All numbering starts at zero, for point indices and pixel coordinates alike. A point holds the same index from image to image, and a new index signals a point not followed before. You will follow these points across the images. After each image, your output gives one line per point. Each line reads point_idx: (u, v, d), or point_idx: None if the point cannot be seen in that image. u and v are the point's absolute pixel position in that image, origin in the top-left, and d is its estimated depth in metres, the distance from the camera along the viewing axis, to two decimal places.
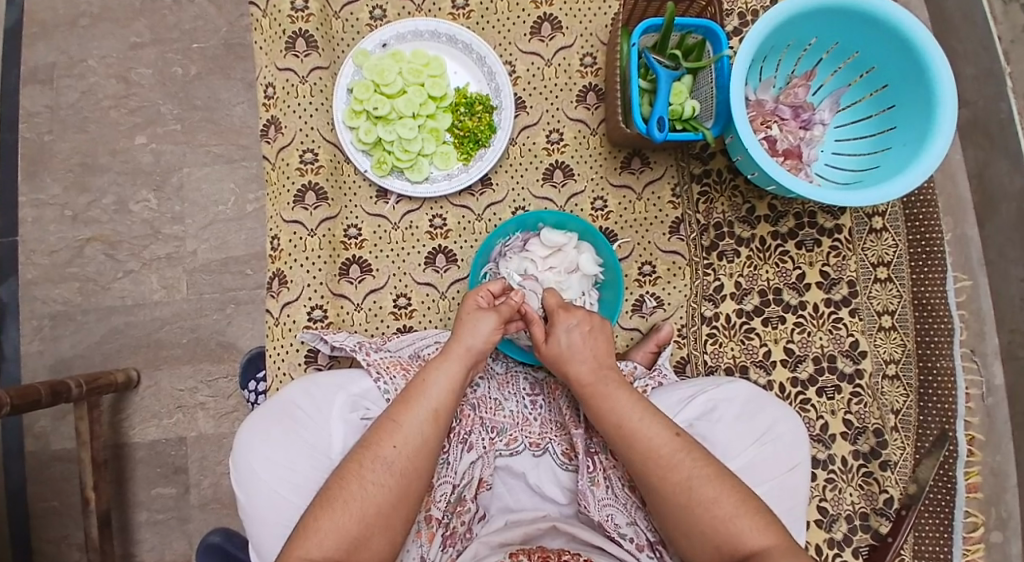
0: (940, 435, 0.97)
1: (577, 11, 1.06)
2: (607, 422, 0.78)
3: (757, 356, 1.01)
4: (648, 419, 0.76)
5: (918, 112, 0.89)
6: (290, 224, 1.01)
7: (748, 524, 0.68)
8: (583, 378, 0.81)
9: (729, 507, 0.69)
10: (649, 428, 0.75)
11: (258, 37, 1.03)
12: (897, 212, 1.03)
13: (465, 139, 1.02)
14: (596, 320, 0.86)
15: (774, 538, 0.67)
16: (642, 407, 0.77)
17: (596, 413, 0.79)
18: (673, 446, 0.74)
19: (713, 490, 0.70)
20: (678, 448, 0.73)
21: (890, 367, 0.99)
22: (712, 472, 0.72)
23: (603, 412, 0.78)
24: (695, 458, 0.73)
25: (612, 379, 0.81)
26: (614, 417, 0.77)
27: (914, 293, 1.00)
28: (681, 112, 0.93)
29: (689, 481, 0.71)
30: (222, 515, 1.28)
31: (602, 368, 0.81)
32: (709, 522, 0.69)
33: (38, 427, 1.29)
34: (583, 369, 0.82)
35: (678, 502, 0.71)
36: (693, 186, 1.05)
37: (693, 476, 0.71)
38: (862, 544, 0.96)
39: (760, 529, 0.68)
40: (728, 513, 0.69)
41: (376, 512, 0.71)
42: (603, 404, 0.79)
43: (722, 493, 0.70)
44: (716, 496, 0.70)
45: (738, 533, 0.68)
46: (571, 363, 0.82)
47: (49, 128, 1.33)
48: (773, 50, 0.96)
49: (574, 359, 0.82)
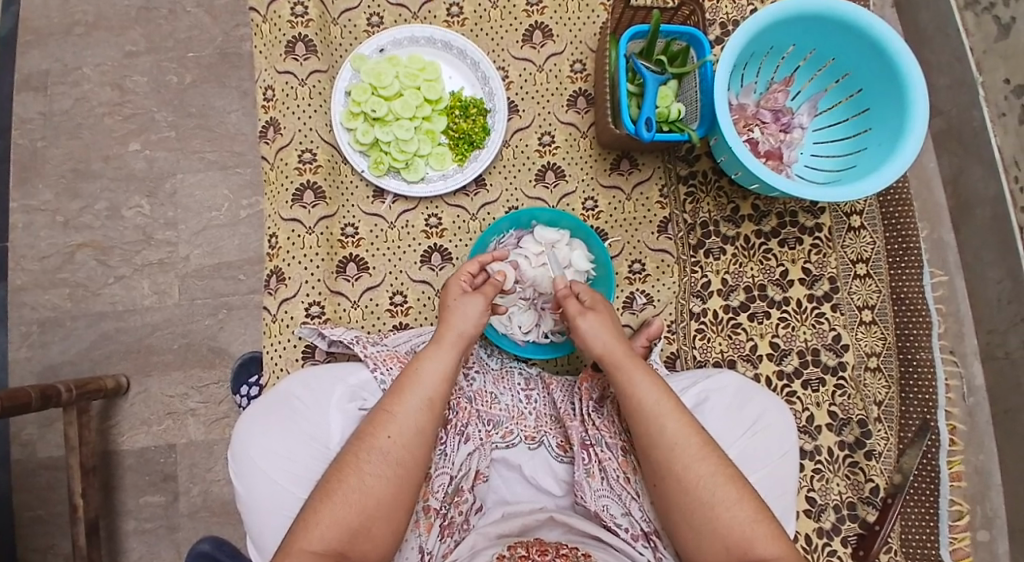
0: (921, 425, 1.01)
1: (567, 19, 1.10)
2: (631, 401, 0.80)
3: (743, 350, 1.04)
4: (676, 411, 0.77)
5: (892, 114, 0.94)
6: (288, 222, 1.03)
7: (763, 530, 0.70)
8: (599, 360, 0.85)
9: (747, 511, 0.71)
10: (679, 417, 0.77)
11: (258, 42, 1.07)
12: (874, 210, 1.07)
13: (459, 140, 1.05)
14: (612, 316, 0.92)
15: (786, 549, 0.69)
16: (669, 397, 0.79)
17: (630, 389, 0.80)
18: (702, 439, 0.76)
19: (734, 491, 0.72)
20: (705, 442, 0.75)
21: (872, 360, 1.03)
22: (734, 474, 0.74)
23: (637, 390, 0.80)
24: (719, 457, 0.75)
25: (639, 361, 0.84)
26: (650, 398, 0.79)
27: (893, 288, 1.04)
28: (667, 114, 0.97)
29: (713, 478, 0.73)
30: (212, 523, 1.27)
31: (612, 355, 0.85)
32: (724, 522, 0.71)
33: (24, 435, 1.27)
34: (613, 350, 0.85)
35: (698, 496, 0.73)
36: (680, 187, 1.09)
37: (715, 474, 0.73)
38: (850, 533, 0.98)
39: (773, 538, 0.70)
40: (746, 518, 0.70)
41: (376, 503, 0.71)
42: (638, 384, 0.80)
43: (742, 497, 0.72)
44: (737, 497, 0.72)
45: (752, 537, 0.70)
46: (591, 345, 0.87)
47: (41, 134, 1.34)
48: (754, 57, 1.01)
49: (602, 343, 0.86)
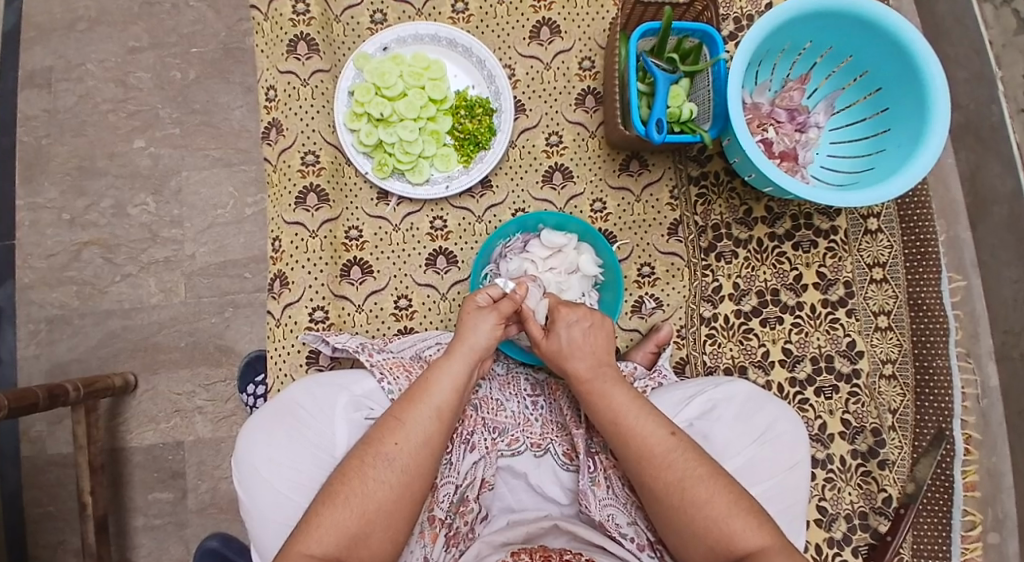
0: (937, 434, 0.98)
1: (576, 15, 1.07)
2: (606, 416, 0.77)
3: (755, 356, 1.02)
4: (644, 417, 0.76)
5: (913, 115, 0.90)
6: (291, 225, 1.02)
7: (742, 524, 0.68)
8: (582, 374, 0.81)
9: (722, 508, 0.69)
10: (643, 427, 0.75)
11: (260, 40, 1.05)
12: (891, 213, 1.04)
13: (465, 141, 1.03)
14: (597, 318, 0.86)
15: (769, 537, 0.67)
16: (639, 404, 0.77)
17: (591, 409, 0.79)
18: (668, 445, 0.73)
19: (706, 490, 0.70)
20: (672, 448, 0.73)
21: (887, 367, 1.00)
22: (705, 472, 0.71)
23: (597, 408, 0.79)
24: (689, 458, 0.72)
25: (610, 376, 0.80)
26: (609, 417, 0.77)
27: (909, 293, 1.02)
28: (679, 114, 0.94)
29: (682, 482, 0.71)
30: (219, 520, 1.27)
31: (588, 367, 0.81)
32: (701, 523, 0.69)
33: (34, 432, 1.28)
34: (581, 365, 0.82)
35: (671, 502, 0.71)
36: (691, 188, 1.06)
37: (687, 476, 0.71)
38: (861, 543, 0.96)
39: (754, 528, 0.68)
40: (722, 514, 0.68)
41: (376, 508, 0.70)
42: (598, 401, 0.79)
43: (713, 494, 0.69)
44: (707, 497, 0.69)
45: (731, 533, 0.67)
46: (563, 360, 0.83)
47: (46, 131, 1.33)
48: (769, 55, 0.98)
49: (574, 356, 0.83)
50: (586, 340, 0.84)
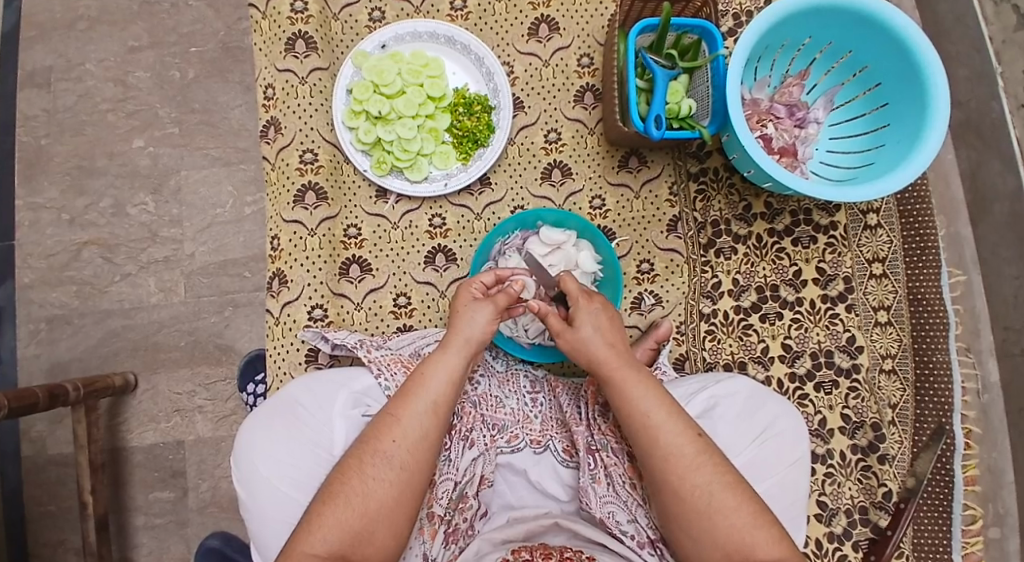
0: (936, 429, 0.98)
1: (574, 12, 1.07)
2: (633, 409, 0.76)
3: (754, 352, 1.02)
4: (675, 416, 0.75)
5: (912, 110, 0.90)
6: (290, 223, 1.02)
7: (764, 535, 0.68)
8: (607, 362, 0.80)
9: (747, 517, 0.69)
10: (672, 427, 0.74)
11: (258, 39, 1.05)
12: (890, 208, 1.04)
13: (463, 138, 1.03)
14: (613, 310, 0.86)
15: (787, 551, 0.68)
16: (666, 400, 0.77)
17: (620, 398, 0.78)
18: (698, 448, 0.73)
19: (733, 498, 0.70)
20: (702, 450, 0.73)
21: (887, 362, 1.00)
22: (733, 480, 0.71)
23: (630, 399, 0.77)
24: (717, 464, 0.72)
25: (637, 366, 0.80)
26: (637, 406, 0.76)
27: (909, 288, 1.01)
28: (678, 111, 0.94)
29: (709, 487, 0.70)
30: (220, 518, 1.27)
31: (615, 356, 0.80)
32: (722, 530, 0.69)
33: (34, 431, 1.28)
34: (607, 351, 0.81)
35: (694, 505, 0.70)
36: (690, 184, 1.06)
37: (715, 482, 0.71)
38: (861, 539, 0.96)
39: (775, 541, 0.68)
40: (746, 524, 0.68)
41: (378, 506, 0.70)
42: (623, 387, 0.78)
43: (741, 503, 0.69)
44: (735, 505, 0.69)
45: (753, 543, 0.68)
46: (589, 351, 0.81)
47: (46, 131, 1.33)
48: (768, 51, 0.98)
49: (600, 343, 0.82)
50: (606, 330, 0.83)
